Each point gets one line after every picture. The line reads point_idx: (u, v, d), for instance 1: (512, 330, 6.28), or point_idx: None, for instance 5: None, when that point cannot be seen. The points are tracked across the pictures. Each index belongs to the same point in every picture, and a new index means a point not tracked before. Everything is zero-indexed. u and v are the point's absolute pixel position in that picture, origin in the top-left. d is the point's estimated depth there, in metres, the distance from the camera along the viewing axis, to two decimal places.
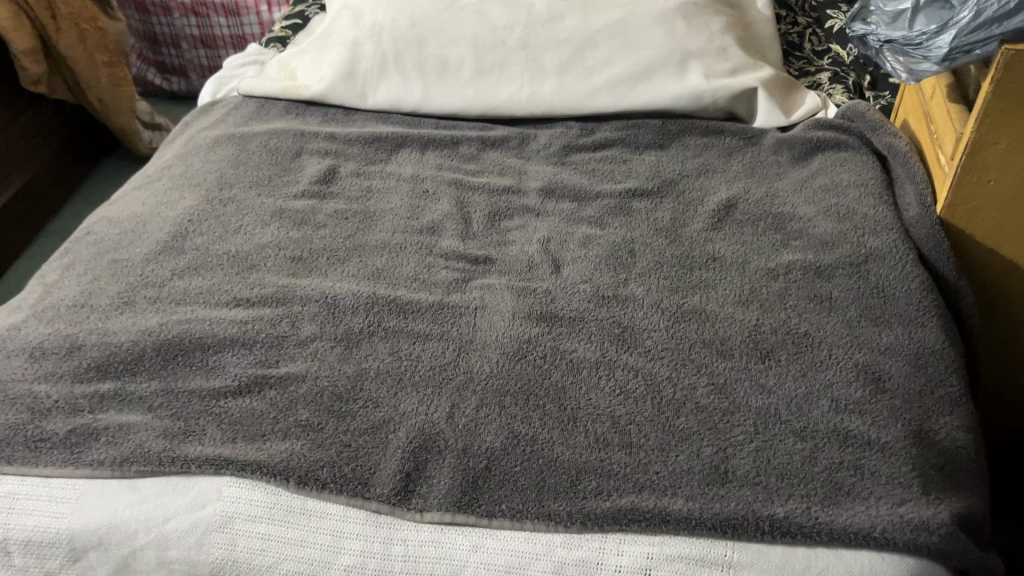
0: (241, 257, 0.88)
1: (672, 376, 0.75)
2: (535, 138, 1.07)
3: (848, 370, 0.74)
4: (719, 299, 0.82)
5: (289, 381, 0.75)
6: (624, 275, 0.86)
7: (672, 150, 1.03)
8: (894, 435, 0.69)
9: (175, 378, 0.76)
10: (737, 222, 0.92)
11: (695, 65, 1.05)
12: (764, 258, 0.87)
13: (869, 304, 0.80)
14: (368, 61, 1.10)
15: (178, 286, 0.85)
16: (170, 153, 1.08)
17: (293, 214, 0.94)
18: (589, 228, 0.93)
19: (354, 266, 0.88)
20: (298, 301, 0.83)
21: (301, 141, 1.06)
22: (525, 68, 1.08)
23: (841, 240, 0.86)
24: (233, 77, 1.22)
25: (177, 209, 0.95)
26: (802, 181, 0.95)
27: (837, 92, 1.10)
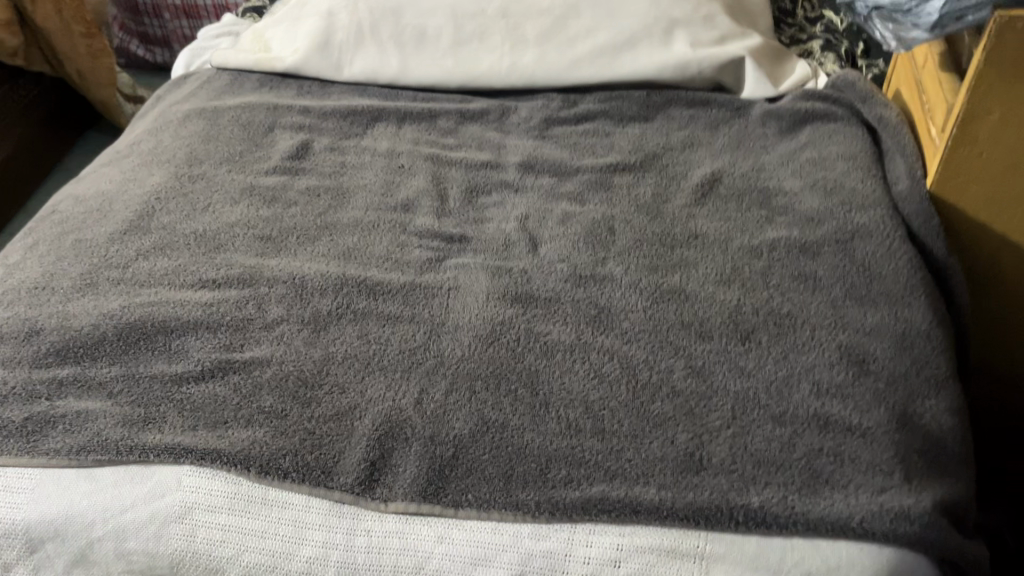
0: (208, 237, 0.86)
1: (649, 359, 0.72)
2: (516, 110, 1.04)
3: (831, 352, 0.72)
4: (700, 279, 0.80)
5: (253, 367, 0.73)
6: (602, 254, 0.83)
7: (656, 122, 1.00)
8: (877, 420, 0.67)
9: (136, 363, 0.73)
10: (721, 198, 0.89)
11: (681, 33, 1.01)
12: (748, 235, 0.84)
13: (854, 283, 0.77)
14: (344, 32, 1.07)
15: (142, 267, 0.82)
16: (141, 128, 1.05)
17: (263, 191, 0.92)
18: (569, 204, 0.90)
19: (324, 246, 0.85)
20: (265, 282, 0.80)
21: (274, 114, 1.03)
22: (505, 38, 1.04)
23: (827, 216, 0.83)
24: (207, 49, 1.18)
25: (145, 187, 0.92)
26: (789, 154, 0.92)
27: (828, 61, 1.06)
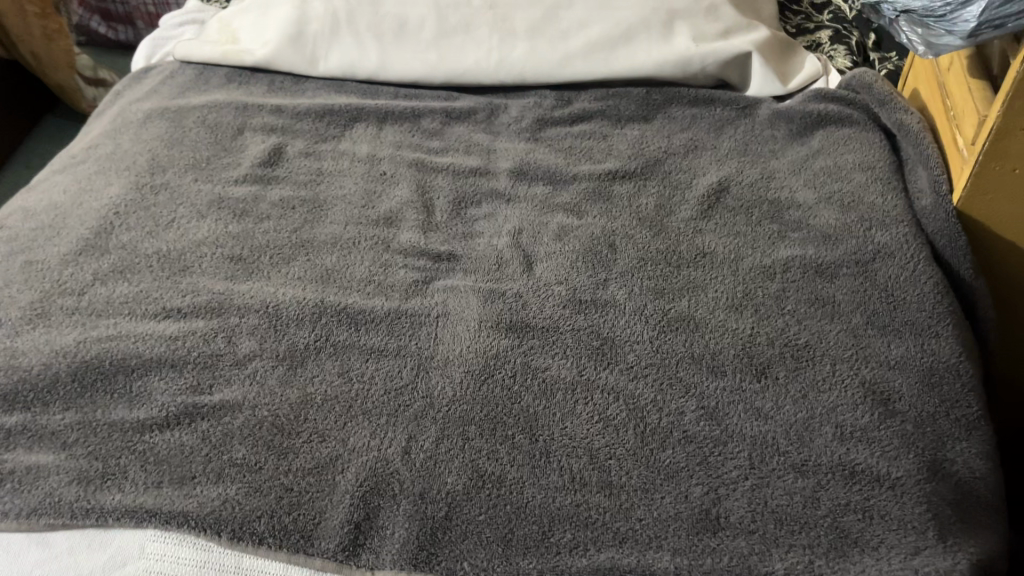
0: (173, 258, 0.78)
1: (658, 400, 0.66)
2: (505, 109, 0.96)
3: (853, 390, 0.66)
4: (709, 304, 0.74)
5: (223, 411, 0.66)
6: (603, 275, 0.77)
7: (656, 123, 0.93)
8: (906, 469, 0.61)
9: (93, 408, 0.66)
10: (729, 209, 0.82)
11: (682, 26, 0.95)
12: (759, 254, 0.78)
13: (876, 311, 0.71)
14: (318, 22, 0.99)
15: (100, 293, 0.75)
16: (97, 129, 0.96)
17: (233, 204, 0.84)
18: (565, 217, 0.84)
19: (300, 267, 0.78)
20: (235, 311, 0.73)
21: (244, 114, 0.95)
22: (493, 30, 0.96)
23: (845, 233, 0.77)
24: (170, 39, 1.09)
25: (102, 199, 0.85)
26: (801, 161, 0.85)
27: (839, 54, 0.99)
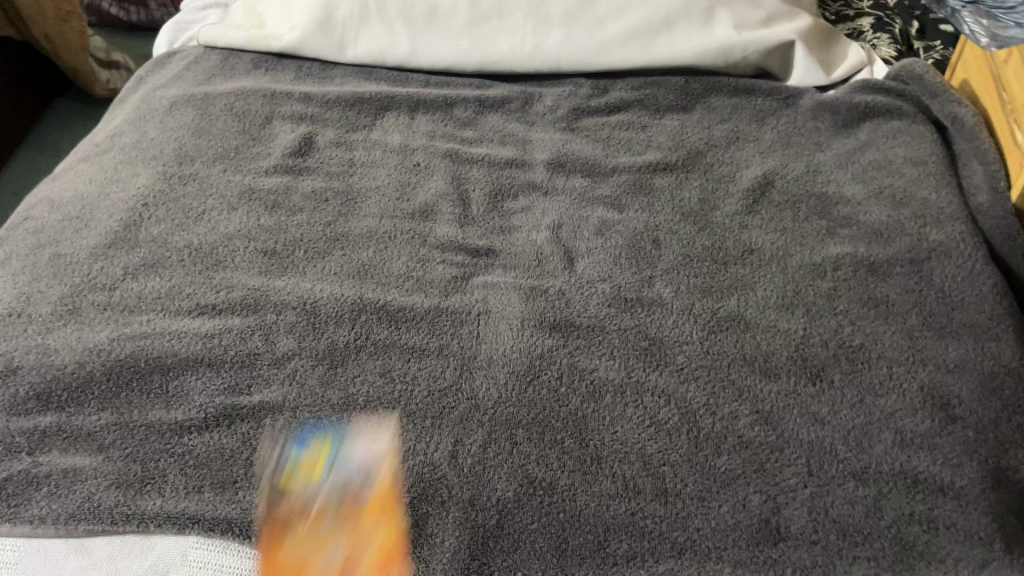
0: (205, 251, 0.76)
1: (710, 404, 0.65)
2: (540, 98, 0.94)
3: (912, 395, 0.64)
4: (759, 303, 0.72)
5: (263, 413, 0.64)
6: (648, 272, 0.75)
7: (695, 114, 0.91)
8: (970, 477, 0.59)
9: (129, 409, 0.64)
10: (774, 204, 0.80)
11: (723, 13, 0.91)
12: (808, 250, 0.76)
13: (933, 312, 0.69)
14: (347, 7, 0.96)
15: (132, 288, 0.73)
16: (121, 117, 0.94)
17: (264, 195, 0.82)
18: (605, 211, 0.81)
19: (336, 262, 0.76)
20: (272, 308, 0.71)
21: (271, 102, 0.92)
22: (528, 16, 0.94)
23: (897, 230, 0.75)
24: (190, 23, 1.05)
25: (129, 190, 0.82)
26: (848, 154, 0.83)
27: (883, 43, 0.97)
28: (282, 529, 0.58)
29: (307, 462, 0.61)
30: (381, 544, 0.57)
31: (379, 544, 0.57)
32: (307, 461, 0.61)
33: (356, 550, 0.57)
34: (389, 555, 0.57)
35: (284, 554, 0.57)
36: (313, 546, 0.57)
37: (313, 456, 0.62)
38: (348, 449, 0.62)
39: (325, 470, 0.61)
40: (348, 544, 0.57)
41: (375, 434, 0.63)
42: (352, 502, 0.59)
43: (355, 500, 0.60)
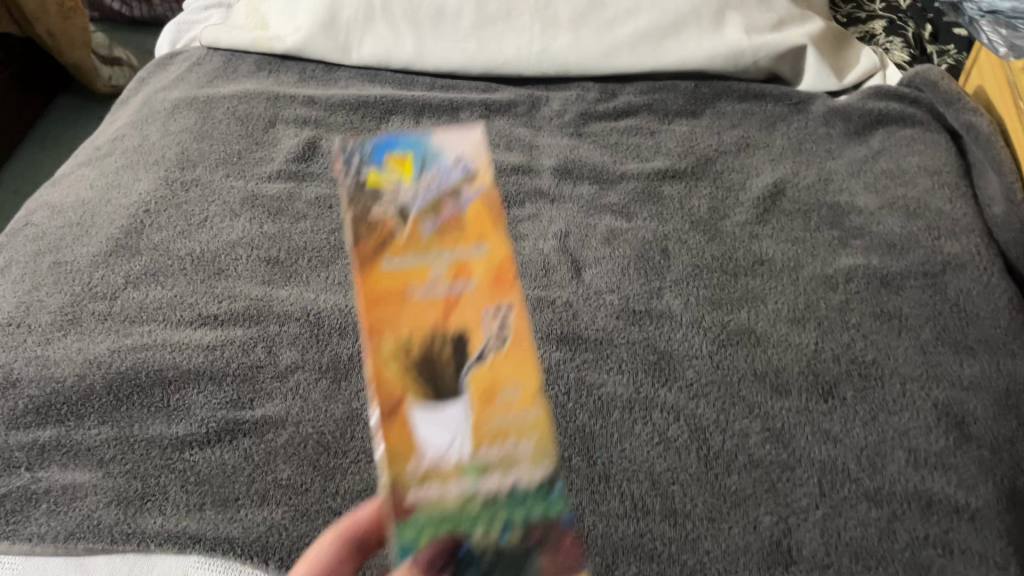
0: (207, 260, 0.75)
1: (721, 421, 0.64)
2: (547, 101, 0.92)
3: (926, 413, 0.63)
4: (770, 316, 0.70)
5: (266, 428, 0.63)
6: (657, 283, 0.74)
7: (705, 119, 0.90)
8: (986, 499, 0.58)
9: (130, 423, 0.63)
10: (785, 213, 0.79)
11: (734, 16, 0.90)
12: (820, 262, 0.74)
13: (947, 326, 0.68)
14: (351, 8, 0.94)
15: (133, 297, 0.72)
16: (122, 119, 0.93)
17: (267, 201, 0.81)
18: (614, 219, 0.80)
19: (340, 271, 0.75)
20: (275, 319, 0.70)
21: (274, 105, 0.91)
22: (535, 18, 0.92)
23: (911, 242, 0.73)
24: (194, 24, 1.04)
25: (130, 196, 0.81)
26: (860, 163, 0.81)
27: (895, 47, 0.95)
28: (384, 232, 0.63)
29: (397, 163, 0.73)
30: (490, 253, 0.63)
31: (485, 275, 0.60)
32: (396, 162, 0.74)
33: (466, 259, 0.61)
34: (489, 253, 0.63)
35: (394, 258, 0.60)
36: (416, 254, 0.60)
37: (401, 160, 0.74)
38: (436, 149, 0.75)
39: (417, 179, 0.71)
40: (439, 239, 0.63)
41: (459, 141, 0.76)
42: (444, 218, 0.65)
43: (445, 208, 0.67)
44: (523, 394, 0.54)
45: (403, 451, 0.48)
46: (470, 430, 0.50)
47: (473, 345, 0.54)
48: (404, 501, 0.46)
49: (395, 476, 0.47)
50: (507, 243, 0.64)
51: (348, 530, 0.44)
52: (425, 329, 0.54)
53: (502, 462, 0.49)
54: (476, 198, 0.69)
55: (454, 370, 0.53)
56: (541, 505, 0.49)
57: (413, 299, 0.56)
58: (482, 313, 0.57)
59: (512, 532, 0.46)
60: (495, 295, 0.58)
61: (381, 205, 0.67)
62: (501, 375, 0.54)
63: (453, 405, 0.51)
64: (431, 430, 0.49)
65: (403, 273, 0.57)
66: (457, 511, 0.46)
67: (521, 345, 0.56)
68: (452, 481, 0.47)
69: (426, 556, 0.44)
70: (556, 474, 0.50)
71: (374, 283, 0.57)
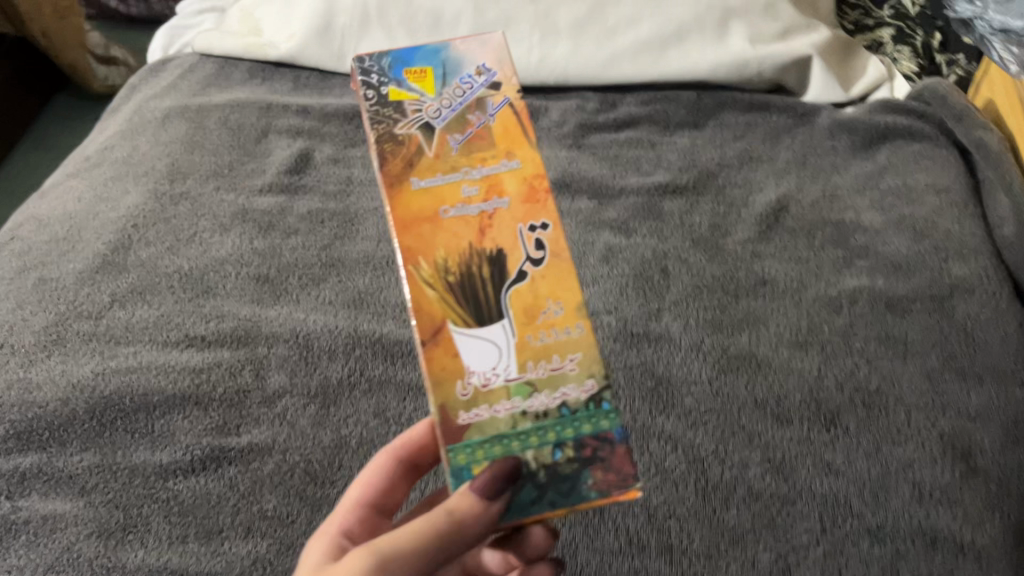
0: (195, 277, 0.73)
1: (720, 451, 0.62)
2: (546, 110, 0.90)
3: (931, 444, 0.61)
4: (771, 340, 0.69)
5: (252, 456, 0.61)
6: (655, 304, 0.72)
7: (707, 131, 0.87)
8: (991, 536, 0.57)
9: (113, 450, 0.62)
10: (789, 231, 0.77)
11: (738, 25, 0.88)
12: (823, 283, 0.72)
13: (954, 353, 0.66)
14: (347, 14, 0.92)
15: (119, 317, 0.70)
16: (112, 128, 0.91)
17: (258, 216, 0.79)
18: (612, 236, 0.78)
19: (331, 290, 0.73)
20: (263, 341, 0.68)
21: (267, 115, 0.89)
22: (535, 25, 0.90)
23: (918, 263, 0.71)
24: (187, 28, 1.02)
25: (118, 210, 0.79)
26: (866, 179, 0.79)
27: (903, 58, 0.94)
28: (412, 153, 0.47)
29: (417, 77, 0.51)
30: (523, 165, 0.48)
31: (497, 140, 0.49)
32: (415, 77, 0.51)
33: (486, 153, 0.48)
34: (509, 136, 0.49)
35: (424, 181, 0.47)
36: (445, 175, 0.47)
37: (422, 74, 0.51)
38: (461, 64, 0.51)
39: (442, 87, 0.50)
40: (465, 150, 0.48)
41: (485, 51, 0.52)
42: (470, 129, 0.49)
43: (469, 116, 0.50)
44: (565, 309, 0.45)
45: (448, 374, 0.44)
46: (516, 344, 0.45)
47: (513, 260, 0.46)
48: (454, 422, 0.43)
49: (444, 401, 0.43)
50: (513, 79, 0.51)
51: (401, 451, 0.51)
52: (460, 250, 0.46)
53: (546, 380, 0.45)
54: (506, 105, 0.50)
55: (491, 283, 0.45)
56: (586, 419, 0.44)
57: (445, 218, 0.46)
58: (519, 228, 0.46)
59: (563, 452, 0.44)
60: (532, 206, 0.47)
61: (397, 118, 0.49)
62: (543, 293, 0.46)
63: (493, 327, 0.45)
64: (475, 345, 0.44)
65: (436, 191, 0.46)
66: (511, 430, 0.44)
67: (560, 239, 0.46)
68: (502, 401, 0.44)
69: (483, 483, 0.41)
70: (601, 385, 0.45)
71: (404, 202, 0.46)
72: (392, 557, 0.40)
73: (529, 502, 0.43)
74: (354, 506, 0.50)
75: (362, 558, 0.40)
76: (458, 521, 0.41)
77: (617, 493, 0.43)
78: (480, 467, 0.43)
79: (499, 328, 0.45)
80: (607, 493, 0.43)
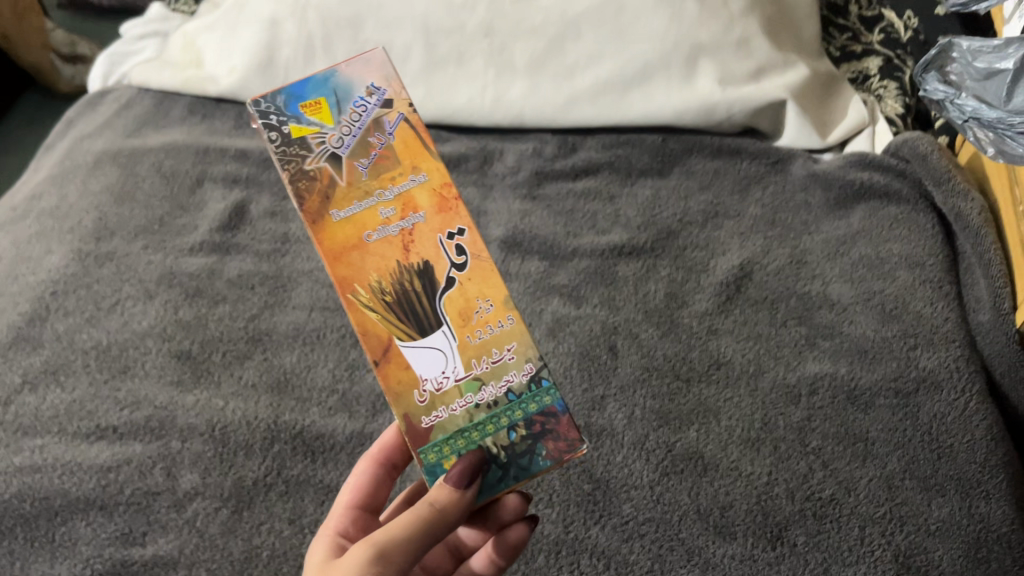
0: (113, 355, 0.69)
1: (655, 571, 0.58)
2: (500, 156, 0.86)
3: (884, 567, 0.56)
4: (720, 436, 0.63)
5: (155, 571, 0.57)
6: (600, 390, 0.67)
7: (672, 179, 0.82)
8: None
9: (11, 562, 0.59)
10: (750, 303, 0.71)
11: (708, 64, 0.81)
12: (782, 367, 0.67)
13: (917, 458, 0.60)
14: (290, 47, 0.86)
15: (28, 403, 0.67)
16: (45, 171, 0.87)
17: (185, 280, 0.74)
18: (561, 304, 0.73)
19: (255, 370, 0.69)
20: (177, 434, 0.64)
21: (203, 161, 0.84)
22: (489, 63, 0.84)
23: (884, 350, 0.66)
24: (129, 54, 0.97)
25: (39, 272, 0.75)
26: (837, 243, 0.73)
27: (889, 95, 0.86)
28: (325, 187, 0.48)
29: (314, 110, 0.51)
30: (431, 177, 0.49)
31: (401, 156, 0.49)
32: (312, 110, 0.51)
33: (394, 171, 0.49)
34: (412, 151, 0.50)
35: (343, 211, 0.48)
36: (361, 202, 0.48)
37: (317, 106, 0.51)
38: (351, 87, 0.51)
39: (339, 116, 0.51)
40: (374, 172, 0.49)
41: (371, 69, 0.52)
42: (374, 152, 0.50)
43: (370, 139, 0.50)
44: (495, 304, 0.48)
45: (403, 388, 0.46)
46: (458, 347, 0.47)
47: (440, 269, 0.48)
48: (419, 427, 0.46)
49: (406, 410, 0.46)
50: (404, 93, 0.51)
51: (381, 456, 0.55)
52: (391, 269, 0.48)
53: (490, 373, 0.47)
54: (403, 120, 0.51)
55: (423, 295, 0.47)
56: (531, 400, 0.47)
57: (371, 242, 0.48)
58: (440, 237, 0.48)
59: (517, 432, 0.47)
60: (446, 215, 0.49)
61: (303, 155, 0.49)
62: (473, 293, 0.48)
63: (433, 335, 0.47)
64: (421, 355, 0.47)
65: (356, 219, 0.48)
66: (469, 424, 0.47)
67: (477, 240, 0.48)
68: (456, 399, 0.47)
69: (455, 473, 0.45)
70: (539, 366, 0.48)
71: (331, 236, 0.48)
72: (386, 549, 0.43)
73: (497, 481, 0.46)
74: (345, 509, 0.53)
75: (361, 553, 0.43)
76: (439, 509, 0.44)
77: (569, 456, 0.46)
78: (449, 461, 0.46)
79: (435, 332, 0.47)
80: (560, 459, 0.47)
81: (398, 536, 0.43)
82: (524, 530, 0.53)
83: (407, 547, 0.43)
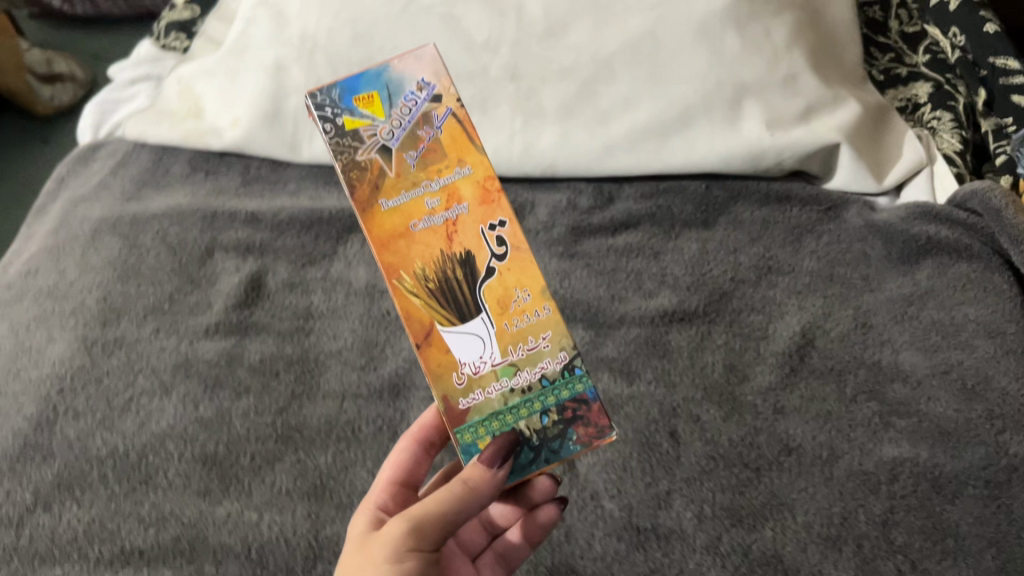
0: (131, 463, 0.64)
1: None
2: (532, 208, 0.80)
3: None
4: (799, 535, 0.59)
5: None
6: (664, 484, 0.62)
7: (718, 230, 0.76)
8: None
9: None
10: (816, 374, 0.66)
11: (753, 106, 0.74)
12: (858, 452, 0.62)
13: (1015, 556, 0.56)
14: (297, 97, 0.79)
15: (42, 524, 0.61)
16: (40, 242, 0.80)
17: (203, 369, 0.69)
18: (611, 380, 0.68)
19: (288, 473, 0.63)
20: (210, 555, 0.59)
21: (211, 228, 0.78)
22: (516, 110, 0.78)
23: (968, 436, 0.61)
24: (120, 102, 0.91)
25: (42, 367, 0.69)
26: (903, 303, 0.68)
27: (943, 129, 0.81)
28: (376, 177, 0.49)
29: (365, 103, 0.50)
30: (475, 171, 0.49)
31: (448, 150, 0.49)
32: (365, 102, 0.50)
33: (441, 164, 0.49)
34: (458, 144, 0.49)
35: (391, 201, 0.49)
36: (408, 193, 0.48)
37: (370, 98, 0.50)
38: (402, 82, 0.50)
39: (390, 110, 0.50)
40: (422, 164, 0.49)
41: (422, 64, 0.51)
42: (422, 145, 0.49)
43: (418, 131, 0.50)
44: (533, 295, 0.49)
45: (443, 370, 0.48)
46: (496, 334, 0.49)
47: (481, 259, 0.48)
48: (456, 409, 0.48)
49: (445, 392, 0.48)
50: (453, 88, 0.50)
51: (420, 435, 0.54)
52: (434, 258, 0.48)
53: (527, 359, 0.49)
54: (451, 114, 0.50)
55: (464, 283, 0.48)
56: (564, 386, 0.49)
57: (416, 232, 0.48)
58: (483, 229, 0.49)
59: (549, 417, 0.49)
60: (488, 207, 0.49)
61: (354, 146, 0.49)
62: (512, 283, 0.49)
63: (473, 321, 0.48)
64: (461, 340, 0.48)
65: (403, 210, 0.48)
66: (504, 407, 0.48)
67: (518, 232, 0.49)
68: (492, 383, 0.49)
69: (489, 453, 0.46)
70: (573, 355, 0.49)
71: (378, 225, 0.48)
72: (423, 523, 0.45)
73: (527, 463, 0.48)
74: (385, 485, 0.53)
75: (398, 525, 0.45)
76: (471, 487, 0.46)
77: (598, 441, 0.49)
78: (485, 441, 0.48)
79: (476, 318, 0.48)
80: (589, 444, 0.49)
81: (432, 508, 0.45)
82: (555, 510, 0.53)
83: (442, 521, 0.45)
